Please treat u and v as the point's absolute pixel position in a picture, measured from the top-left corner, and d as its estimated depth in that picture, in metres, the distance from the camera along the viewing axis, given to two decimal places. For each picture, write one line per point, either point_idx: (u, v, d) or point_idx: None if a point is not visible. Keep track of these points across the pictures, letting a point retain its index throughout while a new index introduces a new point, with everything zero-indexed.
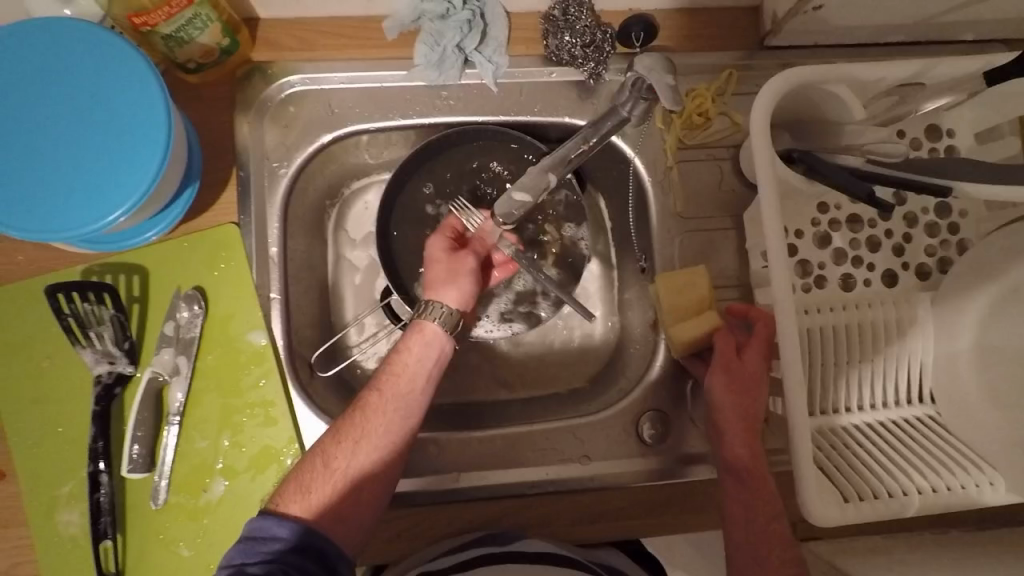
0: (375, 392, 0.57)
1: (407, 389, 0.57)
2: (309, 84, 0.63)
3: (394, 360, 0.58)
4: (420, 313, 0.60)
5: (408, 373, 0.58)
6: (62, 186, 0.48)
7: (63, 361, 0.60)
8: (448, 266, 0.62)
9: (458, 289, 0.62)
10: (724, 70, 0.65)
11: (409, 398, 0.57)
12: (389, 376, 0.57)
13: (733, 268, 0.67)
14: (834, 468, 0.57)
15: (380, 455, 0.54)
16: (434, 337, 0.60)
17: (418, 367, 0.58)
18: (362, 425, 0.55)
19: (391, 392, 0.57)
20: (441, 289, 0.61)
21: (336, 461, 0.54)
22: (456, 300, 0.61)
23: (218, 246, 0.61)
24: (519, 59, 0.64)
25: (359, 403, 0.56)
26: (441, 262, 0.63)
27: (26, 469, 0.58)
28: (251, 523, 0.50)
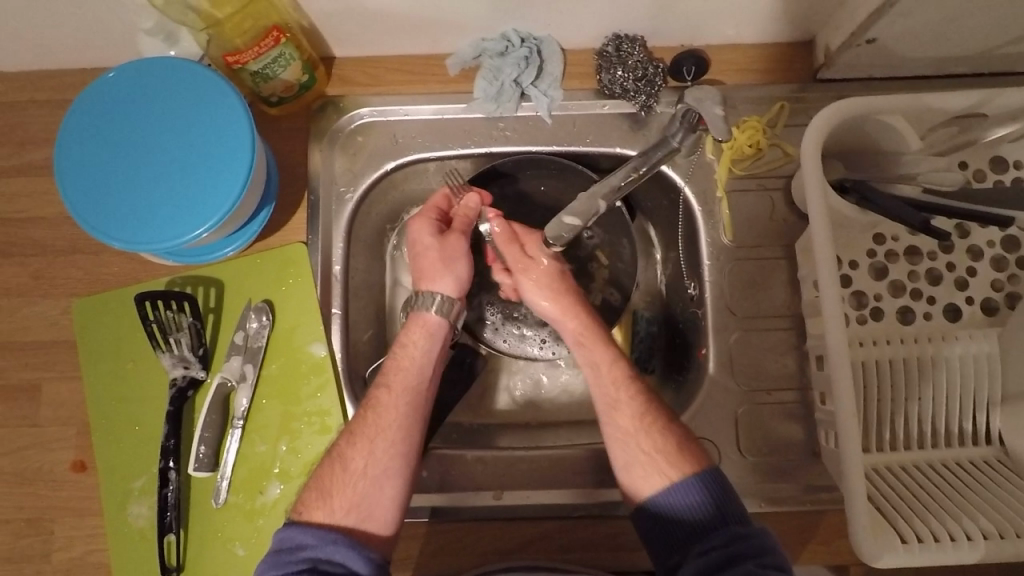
0: (382, 389, 0.59)
1: (414, 382, 0.59)
2: (377, 115, 0.68)
3: (398, 356, 0.60)
4: (417, 306, 0.63)
5: (415, 366, 0.60)
6: (160, 202, 0.54)
7: (144, 364, 0.65)
8: (439, 255, 0.63)
9: (452, 276, 0.63)
10: (776, 103, 0.66)
11: (414, 390, 0.59)
12: (396, 372, 0.60)
13: (783, 298, 0.66)
14: (892, 506, 0.55)
15: (393, 450, 0.56)
16: (433, 325, 0.62)
17: (423, 360, 0.60)
18: (375, 423, 0.57)
19: (400, 388, 0.59)
20: (435, 279, 0.63)
21: (353, 462, 0.56)
22: (451, 290, 0.63)
23: (286, 263, 0.66)
24: (573, 93, 0.67)
25: (371, 402, 0.58)
26: (432, 252, 0.63)
27: (106, 463, 0.63)
28: (279, 535, 0.52)
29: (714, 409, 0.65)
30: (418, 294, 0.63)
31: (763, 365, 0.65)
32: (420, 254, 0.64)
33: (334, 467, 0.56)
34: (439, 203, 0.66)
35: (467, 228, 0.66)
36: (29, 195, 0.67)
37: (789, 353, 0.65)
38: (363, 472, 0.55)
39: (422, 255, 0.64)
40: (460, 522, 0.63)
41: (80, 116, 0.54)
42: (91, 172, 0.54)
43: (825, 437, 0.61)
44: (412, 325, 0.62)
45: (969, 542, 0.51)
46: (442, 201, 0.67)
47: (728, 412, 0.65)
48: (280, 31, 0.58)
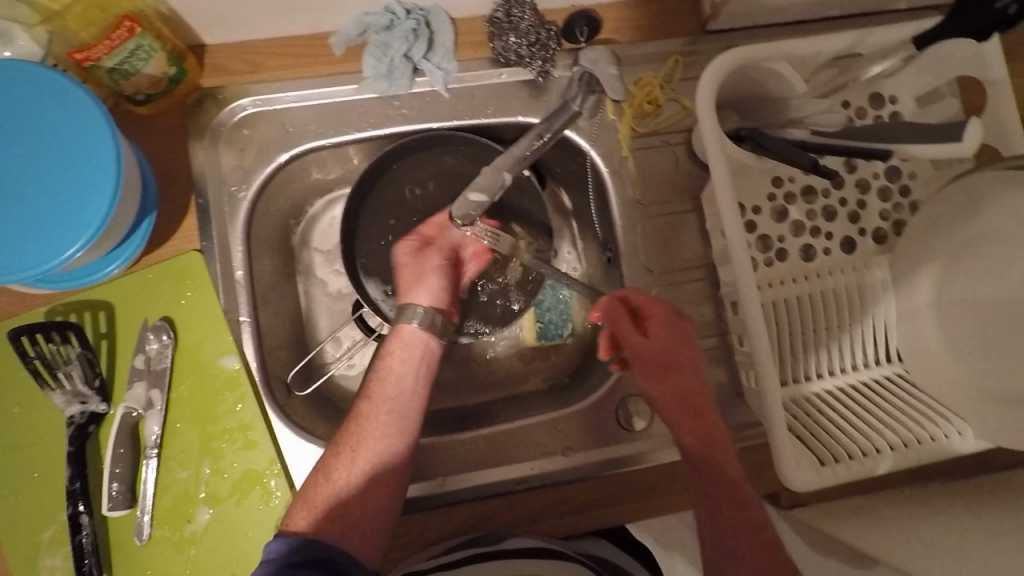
0: (365, 402, 0.58)
1: (394, 392, 0.58)
2: (262, 105, 0.63)
3: (382, 367, 0.60)
4: (396, 318, 0.63)
5: (394, 376, 0.59)
6: (19, 225, 0.48)
7: (33, 405, 0.59)
8: (423, 269, 0.65)
9: (431, 288, 0.64)
10: (670, 58, 0.67)
11: (399, 400, 0.58)
12: (379, 383, 0.59)
13: (696, 250, 0.68)
14: (815, 433, 0.59)
15: (378, 458, 0.55)
16: (415, 341, 0.61)
17: (403, 369, 0.59)
18: (358, 434, 0.56)
19: (381, 397, 0.58)
20: (413, 292, 0.64)
21: (336, 472, 0.54)
22: (426, 299, 0.64)
23: (182, 273, 0.61)
24: (468, 63, 0.65)
25: (354, 413, 0.58)
26: (416, 267, 0.65)
27: (7, 518, 0.57)
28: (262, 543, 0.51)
29: None
30: (400, 308, 0.63)
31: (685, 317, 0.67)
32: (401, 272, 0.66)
33: (315, 479, 0.54)
34: (429, 225, 0.67)
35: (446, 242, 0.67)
36: None
37: (706, 302, 0.67)
38: (348, 480, 0.54)
39: (406, 268, 0.65)
40: (407, 513, 0.62)
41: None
42: None
43: (747, 377, 0.63)
44: (391, 340, 0.61)
45: (879, 456, 0.55)
46: (431, 225, 0.67)
47: None
48: (133, 20, 0.52)
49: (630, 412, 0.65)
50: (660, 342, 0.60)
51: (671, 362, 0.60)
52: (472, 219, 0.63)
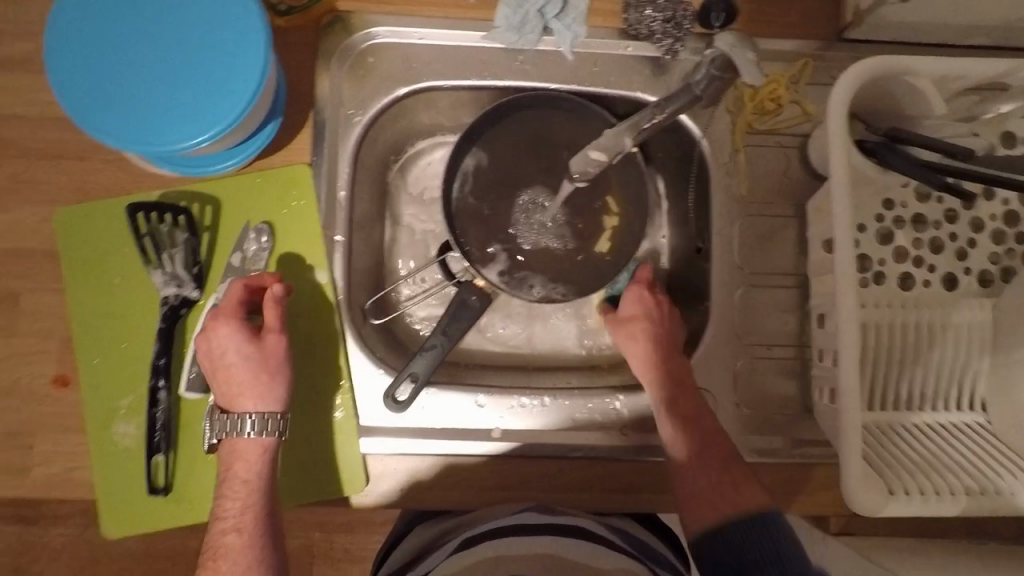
0: (231, 533, 0.53)
1: (260, 506, 0.54)
2: (393, 36, 0.65)
3: (231, 492, 0.54)
4: (226, 433, 0.56)
5: (249, 494, 0.54)
6: (159, 105, 0.50)
7: (134, 279, 0.62)
8: (248, 368, 0.56)
9: (264, 387, 0.56)
10: (800, 59, 0.65)
11: (263, 518, 0.54)
12: (237, 509, 0.54)
13: (791, 257, 0.67)
14: (878, 457, 0.57)
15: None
16: (257, 450, 0.56)
17: (258, 481, 0.55)
18: (231, 570, 0.51)
19: (247, 525, 0.53)
20: (264, 396, 0.56)
21: None
22: (261, 402, 0.56)
23: (288, 183, 0.63)
24: (596, 31, 0.65)
25: (218, 550, 0.52)
26: (242, 364, 0.56)
27: (91, 380, 0.61)
28: None
29: (713, 360, 0.66)
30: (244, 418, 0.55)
31: (764, 323, 0.66)
32: (233, 366, 0.56)
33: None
34: (226, 308, 0.57)
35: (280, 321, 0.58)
36: (9, 90, 0.63)
37: (789, 311, 0.66)
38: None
39: (225, 372, 0.56)
40: (454, 458, 0.62)
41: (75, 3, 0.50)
42: (88, 65, 0.50)
43: (820, 393, 0.62)
44: (240, 452, 0.56)
45: (934, 497, 0.54)
46: (224, 305, 0.57)
47: (727, 365, 0.66)
48: None
49: None
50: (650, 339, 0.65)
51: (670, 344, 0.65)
52: (590, 173, 0.65)
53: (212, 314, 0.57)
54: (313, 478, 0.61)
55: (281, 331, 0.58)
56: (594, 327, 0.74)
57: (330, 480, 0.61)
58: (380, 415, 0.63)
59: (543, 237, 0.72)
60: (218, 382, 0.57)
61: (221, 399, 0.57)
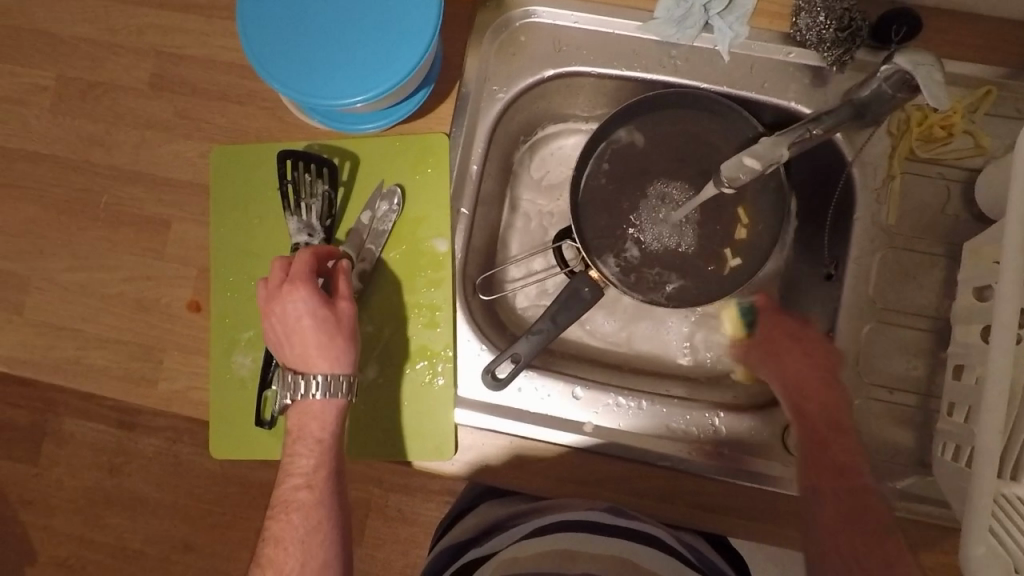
0: (304, 489, 0.56)
1: (328, 464, 0.57)
2: (548, 17, 0.65)
3: (304, 451, 0.56)
4: (296, 394, 0.57)
5: (320, 452, 0.57)
6: (335, 59, 0.52)
7: (270, 223, 0.66)
8: (321, 333, 0.57)
9: (334, 352, 0.57)
10: (982, 87, 0.60)
11: (331, 476, 0.57)
12: (310, 467, 0.56)
13: (932, 298, 0.61)
14: (1009, 534, 0.50)
15: (329, 538, 0.56)
16: (328, 410, 0.57)
17: (327, 439, 0.57)
18: (303, 525, 0.55)
19: (317, 482, 0.56)
20: (337, 359, 0.57)
21: (286, 567, 0.54)
22: (332, 366, 0.57)
23: (425, 152, 0.64)
24: (758, 33, 0.63)
25: (288, 504, 0.56)
26: (318, 329, 0.56)
27: (220, 309, 0.65)
28: None
29: None
30: (318, 380, 0.56)
31: (889, 365, 0.61)
32: (308, 331, 0.56)
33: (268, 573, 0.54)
34: (297, 273, 0.57)
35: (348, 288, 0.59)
36: (188, 32, 0.68)
37: (921, 357, 0.61)
38: (300, 572, 0.54)
39: (298, 336, 0.57)
40: (540, 444, 0.62)
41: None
42: (271, 15, 0.53)
43: (944, 450, 0.57)
44: (310, 413, 0.57)
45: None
46: (295, 270, 0.57)
47: None
48: None
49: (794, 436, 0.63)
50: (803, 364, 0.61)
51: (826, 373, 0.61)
52: (739, 182, 0.62)
53: (284, 278, 0.57)
54: (397, 439, 0.63)
55: (350, 298, 0.59)
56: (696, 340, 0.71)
57: (421, 442, 0.62)
58: (476, 390, 0.63)
59: (663, 236, 0.70)
60: (290, 345, 0.57)
61: (292, 362, 0.58)
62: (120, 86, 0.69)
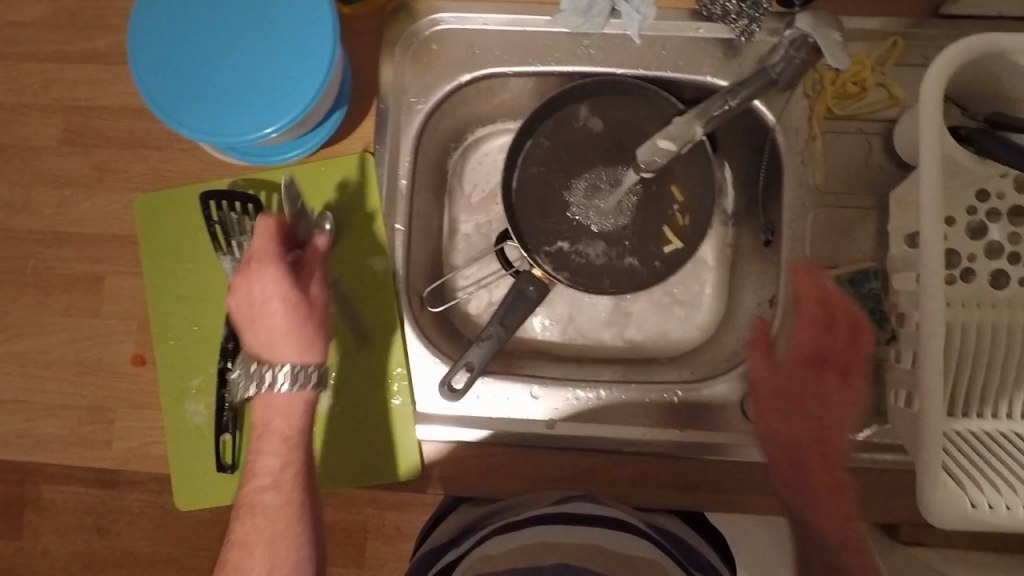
0: (270, 489, 0.54)
1: (294, 465, 0.54)
2: (457, 22, 0.64)
3: (269, 448, 0.54)
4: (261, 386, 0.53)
5: (285, 453, 0.54)
6: (236, 95, 0.51)
7: (204, 266, 0.65)
8: (293, 316, 0.52)
9: (304, 339, 0.53)
10: (888, 39, 0.61)
11: (300, 474, 0.55)
12: (276, 465, 0.54)
13: (869, 250, 0.62)
14: (958, 465, 0.52)
15: (299, 542, 0.54)
16: (295, 405, 0.53)
17: (294, 440, 0.55)
18: (270, 527, 0.53)
19: (281, 482, 0.54)
20: (302, 346, 0.53)
21: (252, 571, 0.53)
22: (300, 354, 0.53)
23: (350, 173, 0.63)
24: (665, 12, 0.63)
25: (249, 503, 0.54)
26: (287, 312, 0.52)
27: (166, 360, 0.64)
28: None
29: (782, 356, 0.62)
30: (282, 371, 0.52)
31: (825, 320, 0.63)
32: (275, 311, 0.52)
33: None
34: (263, 250, 0.52)
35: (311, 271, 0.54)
36: (95, 83, 0.67)
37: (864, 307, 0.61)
38: (269, 573, 0.53)
39: (265, 318, 0.52)
40: (506, 448, 0.62)
41: (156, 8, 0.52)
42: (170, 65, 0.52)
43: (897, 397, 0.58)
44: (274, 405, 0.53)
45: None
46: (260, 247, 0.52)
47: None
48: None
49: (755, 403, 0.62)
50: (796, 410, 0.56)
51: (816, 416, 0.55)
52: (657, 164, 0.63)
53: (252, 252, 0.52)
54: (358, 464, 0.62)
55: (316, 282, 0.54)
56: (649, 323, 0.71)
57: (389, 463, 0.62)
58: (437, 403, 0.63)
59: (604, 224, 0.70)
60: (256, 327, 0.53)
61: (255, 346, 0.53)
62: (33, 147, 0.67)
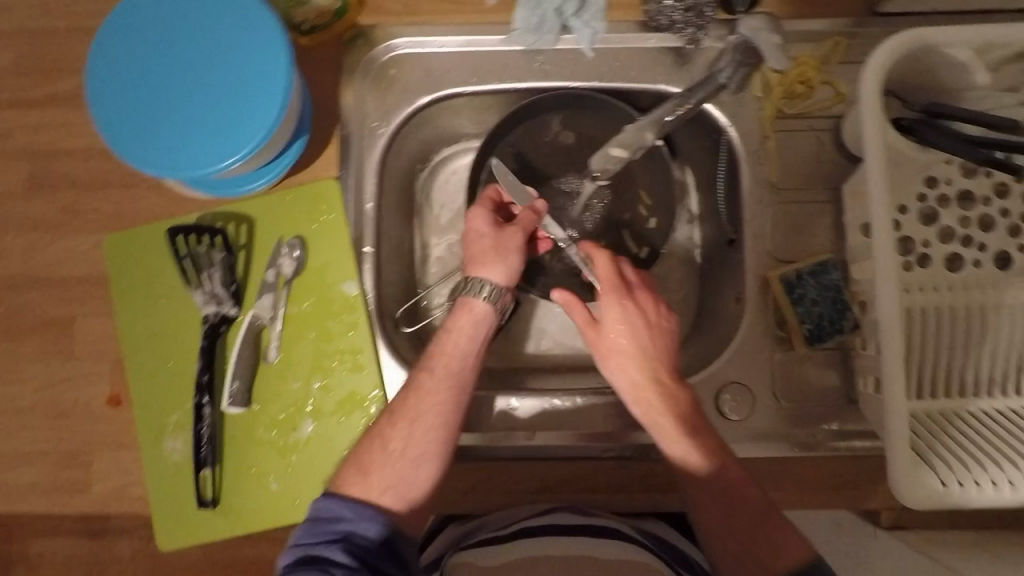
0: (427, 373, 0.57)
1: (456, 368, 0.57)
2: (413, 47, 0.66)
3: (451, 337, 0.58)
4: (463, 292, 0.61)
5: (459, 351, 0.58)
6: (195, 129, 0.52)
7: (175, 301, 0.65)
8: (494, 241, 0.62)
9: (501, 262, 0.61)
10: (830, 39, 0.63)
11: (466, 376, 0.57)
12: (445, 357, 0.58)
13: (828, 243, 0.64)
14: (926, 447, 0.53)
15: (440, 433, 0.55)
16: (484, 316, 0.60)
17: (466, 346, 0.58)
18: (420, 406, 0.55)
19: (444, 372, 0.57)
20: (487, 265, 0.61)
21: (392, 443, 0.55)
22: (504, 278, 0.61)
23: (315, 199, 0.64)
24: (616, 25, 0.65)
25: (413, 383, 0.57)
26: (486, 236, 0.62)
27: (141, 399, 0.63)
28: (315, 505, 0.53)
29: (754, 352, 0.63)
30: (466, 280, 0.61)
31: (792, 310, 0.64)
32: (477, 238, 0.63)
33: (373, 448, 0.55)
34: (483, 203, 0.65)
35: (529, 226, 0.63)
36: (58, 128, 0.67)
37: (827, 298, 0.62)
38: (404, 450, 0.54)
39: (471, 243, 0.63)
40: (486, 462, 0.62)
41: (110, 47, 0.52)
42: (128, 103, 0.52)
43: (865, 383, 0.59)
44: (460, 312, 0.60)
45: (994, 487, 0.50)
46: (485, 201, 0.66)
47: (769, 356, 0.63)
48: None
49: (730, 399, 0.62)
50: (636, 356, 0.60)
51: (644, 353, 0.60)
52: (611, 170, 0.66)
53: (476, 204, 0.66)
54: None
55: (524, 230, 0.63)
56: None
57: None
58: None
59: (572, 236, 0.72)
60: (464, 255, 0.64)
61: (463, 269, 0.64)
62: None
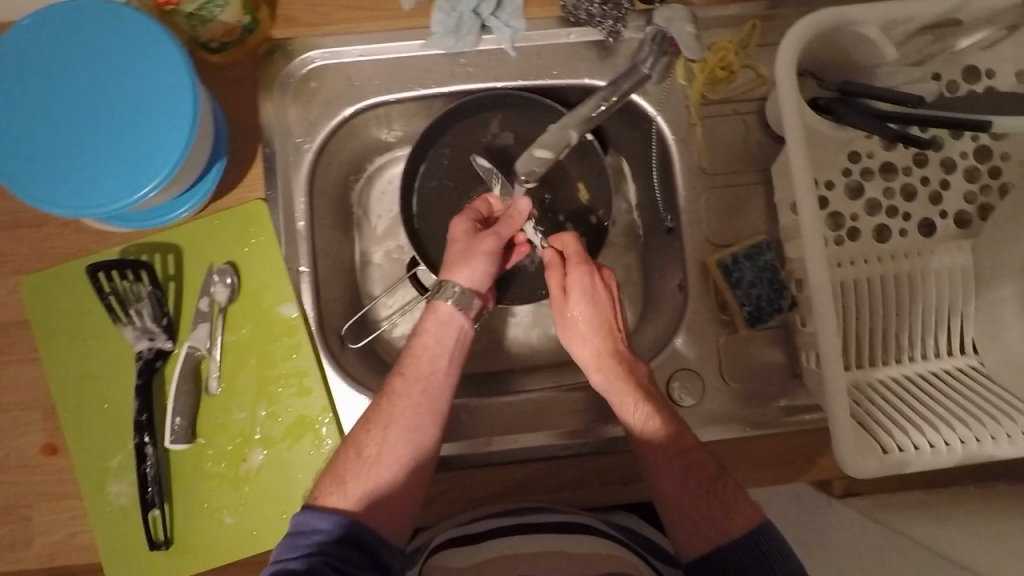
0: (400, 377, 0.56)
1: (428, 371, 0.56)
2: (330, 58, 0.64)
3: (421, 340, 0.58)
4: (434, 295, 0.59)
5: (430, 353, 0.57)
6: (101, 163, 0.50)
7: (106, 339, 0.62)
8: (464, 245, 0.60)
9: (468, 266, 0.59)
10: (748, 22, 0.64)
11: (441, 379, 0.57)
12: (417, 362, 0.57)
13: (762, 223, 0.65)
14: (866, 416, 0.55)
15: (415, 438, 0.54)
16: (453, 319, 0.58)
17: (438, 348, 0.57)
18: (394, 410, 0.55)
19: (416, 375, 0.56)
20: (454, 269, 0.59)
21: (368, 449, 0.54)
22: (473, 281, 0.59)
23: (245, 222, 0.63)
24: (536, 22, 0.64)
25: (387, 388, 0.56)
26: (458, 239, 0.60)
27: (79, 444, 0.61)
28: (294, 518, 0.51)
29: (699, 337, 0.64)
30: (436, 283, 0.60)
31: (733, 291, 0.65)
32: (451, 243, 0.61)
33: (349, 454, 0.54)
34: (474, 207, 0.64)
35: (506, 232, 0.60)
36: None
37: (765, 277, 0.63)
38: (381, 455, 0.53)
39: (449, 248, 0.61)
40: (444, 471, 0.62)
41: None
42: (23, 141, 0.49)
43: (807, 358, 0.60)
44: (429, 315, 0.58)
45: (931, 449, 0.52)
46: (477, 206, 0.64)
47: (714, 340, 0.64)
48: None
49: (679, 386, 0.63)
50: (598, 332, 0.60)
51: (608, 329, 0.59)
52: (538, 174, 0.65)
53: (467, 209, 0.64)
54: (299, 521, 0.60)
55: (498, 236, 0.60)
56: None
57: None
58: None
59: None
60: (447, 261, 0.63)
61: None
62: None
